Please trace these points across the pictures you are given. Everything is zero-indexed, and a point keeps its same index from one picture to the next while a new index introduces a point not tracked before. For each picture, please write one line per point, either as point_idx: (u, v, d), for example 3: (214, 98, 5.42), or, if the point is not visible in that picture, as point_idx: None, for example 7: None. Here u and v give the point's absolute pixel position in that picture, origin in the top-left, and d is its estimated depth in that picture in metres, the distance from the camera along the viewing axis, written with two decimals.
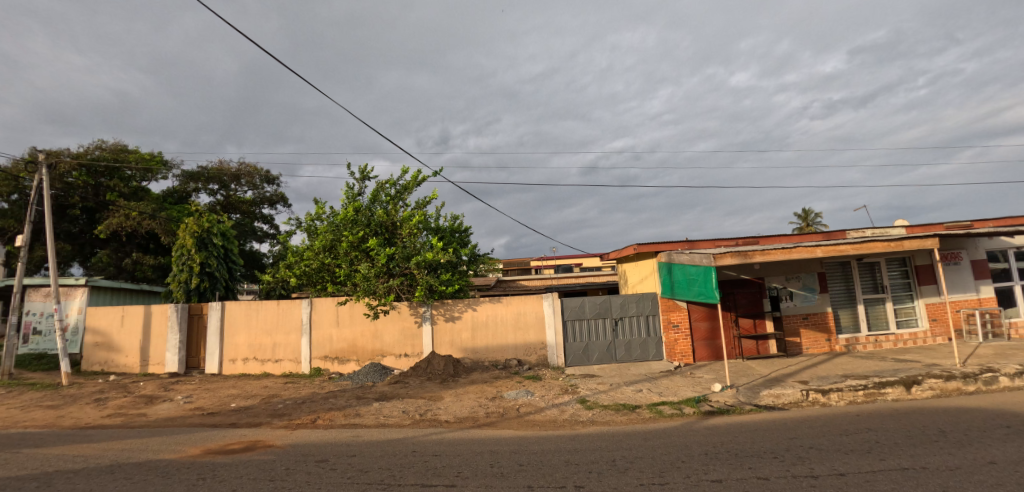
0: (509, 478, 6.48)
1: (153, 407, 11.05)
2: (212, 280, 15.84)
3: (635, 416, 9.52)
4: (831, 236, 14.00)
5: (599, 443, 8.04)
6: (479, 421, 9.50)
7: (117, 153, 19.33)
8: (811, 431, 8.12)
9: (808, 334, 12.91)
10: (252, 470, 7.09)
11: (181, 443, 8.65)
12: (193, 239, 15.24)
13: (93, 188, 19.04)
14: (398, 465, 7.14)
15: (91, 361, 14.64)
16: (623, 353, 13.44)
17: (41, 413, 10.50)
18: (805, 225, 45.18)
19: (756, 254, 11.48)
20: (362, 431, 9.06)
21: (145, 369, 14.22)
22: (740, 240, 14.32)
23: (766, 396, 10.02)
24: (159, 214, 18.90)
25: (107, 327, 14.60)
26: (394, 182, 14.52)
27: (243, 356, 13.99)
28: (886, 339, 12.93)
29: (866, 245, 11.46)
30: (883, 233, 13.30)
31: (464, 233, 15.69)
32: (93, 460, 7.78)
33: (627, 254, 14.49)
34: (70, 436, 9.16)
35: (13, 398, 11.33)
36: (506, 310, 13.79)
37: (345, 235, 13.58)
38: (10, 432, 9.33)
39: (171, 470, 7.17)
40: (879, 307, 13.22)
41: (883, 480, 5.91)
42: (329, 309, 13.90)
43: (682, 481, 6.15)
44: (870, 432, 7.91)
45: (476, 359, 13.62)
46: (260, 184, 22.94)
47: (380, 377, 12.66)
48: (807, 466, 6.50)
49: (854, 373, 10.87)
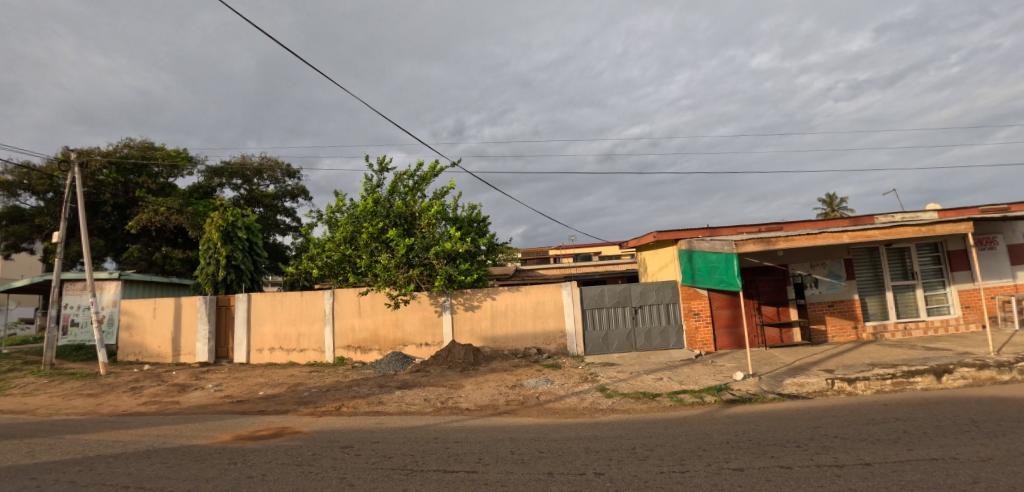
0: (529, 465, 6.55)
1: (185, 395, 11.50)
2: (238, 273, 16.32)
3: (655, 404, 9.48)
4: (858, 222, 13.60)
5: (620, 431, 8.05)
6: (499, 409, 9.62)
7: (144, 151, 19.90)
8: (836, 420, 7.96)
9: (834, 322, 12.62)
10: (280, 455, 7.33)
11: (213, 429, 9.01)
12: (218, 233, 15.66)
13: (122, 185, 19.68)
14: (420, 452, 7.30)
15: (126, 351, 15.27)
16: (643, 341, 13.36)
17: (82, 401, 11.05)
18: (832, 210, 43.91)
19: (779, 240, 11.25)
20: (384, 418, 9.27)
21: (177, 359, 14.78)
22: (763, 226, 14.05)
23: (790, 385, 9.85)
24: (186, 209, 19.47)
25: (141, 318, 15.19)
26: (412, 173, 14.55)
27: (269, 346, 14.40)
28: (915, 327, 12.55)
29: (895, 230, 11.08)
30: (914, 218, 12.86)
31: (482, 223, 15.71)
32: (131, 445, 8.17)
33: (646, 242, 14.34)
34: (109, 423, 9.62)
35: (55, 387, 11.94)
36: (525, 299, 13.82)
37: (365, 226, 13.76)
38: (54, 419, 9.87)
39: (203, 456, 7.46)
40: (909, 294, 12.80)
41: (910, 470, 5.77)
42: (351, 299, 14.18)
43: (703, 470, 6.13)
44: (898, 422, 7.71)
45: (495, 348, 13.74)
46: (282, 177, 23.40)
47: (401, 366, 12.89)
48: (831, 455, 6.40)
49: (882, 362, 10.59)
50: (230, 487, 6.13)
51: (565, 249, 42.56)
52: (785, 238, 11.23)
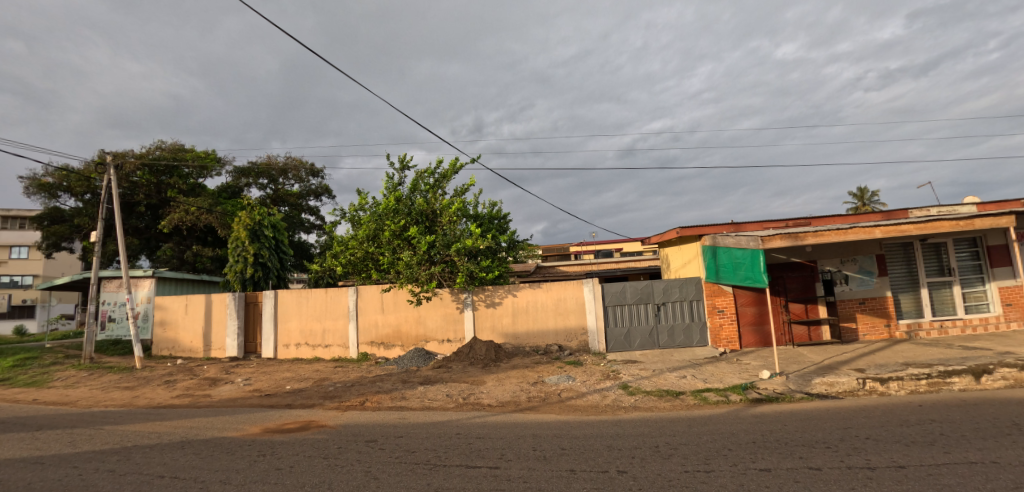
0: (551, 462, 6.55)
1: (216, 389, 11.88)
2: (265, 270, 16.73)
3: (679, 402, 9.36)
4: (891, 217, 13.11)
5: (643, 429, 7.98)
6: (521, 405, 9.64)
7: (175, 153, 20.64)
8: (868, 422, 7.71)
9: (866, 320, 12.21)
10: (308, 448, 7.52)
11: (242, 422, 9.30)
12: (246, 232, 16.07)
13: (155, 186, 20.39)
14: (443, 447, 7.37)
15: (161, 346, 15.87)
16: (666, 338, 13.19)
17: (120, 394, 11.54)
18: (862, 204, 42.32)
19: (807, 235, 10.91)
20: (408, 414, 9.40)
21: (208, 353, 15.28)
22: (791, 221, 13.67)
23: (819, 384, 9.61)
24: (215, 208, 20.10)
25: (174, 313, 15.75)
26: (433, 171, 14.62)
27: (296, 342, 14.74)
28: (952, 325, 12.06)
29: (931, 224, 10.63)
30: (951, 211, 12.32)
31: (503, 219, 15.70)
32: (165, 436, 8.50)
33: (669, 238, 14.13)
34: (145, 414, 10.04)
35: (94, 380, 12.51)
36: (546, 295, 13.78)
37: (387, 224, 13.90)
38: (94, 410, 10.34)
39: (234, 447, 7.70)
40: (945, 291, 12.28)
41: (948, 474, 5.55)
42: (374, 296, 14.41)
43: (728, 469, 6.02)
44: (934, 423, 7.42)
45: (517, 345, 13.76)
46: (306, 177, 23.86)
47: (424, 361, 13.02)
48: (863, 457, 6.21)
49: (916, 361, 10.20)
50: (260, 478, 6.32)
51: (585, 245, 42.37)
52: (814, 233, 10.88)
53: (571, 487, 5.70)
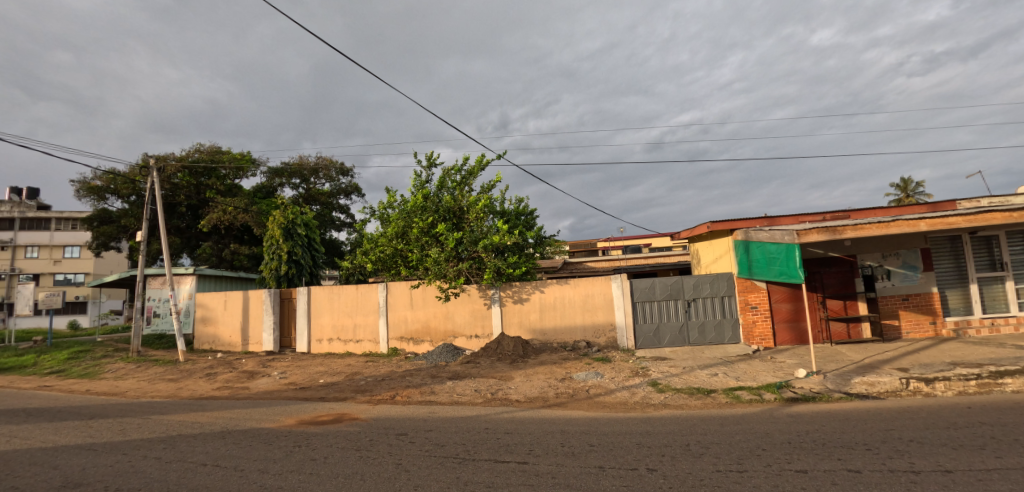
0: (579, 458, 6.54)
1: (254, 382, 12.35)
2: (299, 267, 17.23)
3: (710, 400, 9.16)
4: (938, 208, 12.43)
5: (673, 427, 7.85)
6: (548, 401, 9.64)
7: (213, 155, 21.48)
8: (912, 423, 7.36)
9: (909, 317, 11.62)
10: (340, 440, 7.74)
11: (278, 414, 9.63)
12: (280, 230, 16.58)
13: (195, 187, 21.25)
14: (472, 441, 7.45)
15: (203, 340, 16.57)
16: (696, 335, 12.93)
17: (165, 385, 12.14)
18: (906, 196, 40.21)
19: (846, 229, 10.46)
20: (437, 408, 9.53)
21: (246, 347, 15.87)
22: (829, 214, 13.14)
23: (858, 384, 9.23)
24: (250, 208, 20.84)
25: (215, 309, 16.41)
26: (459, 168, 14.71)
27: (329, 336, 15.14)
28: (1005, 323, 11.40)
29: (981, 217, 10.03)
30: (1005, 202, 11.59)
31: (530, 215, 15.67)
32: (207, 426, 8.90)
33: (699, 232, 13.80)
34: (188, 405, 10.53)
35: (142, 372, 13.20)
36: (573, 292, 13.71)
37: (416, 221, 14.08)
38: (141, 401, 10.91)
39: (271, 438, 7.98)
40: (997, 287, 11.60)
41: (999, 480, 5.26)
42: (404, 292, 14.65)
43: (763, 470, 5.87)
44: (984, 426, 7.02)
45: (545, 341, 13.74)
46: (336, 176, 24.41)
47: (452, 357, 13.18)
48: (906, 460, 5.94)
49: (964, 361, 9.66)
50: (295, 467, 6.55)
51: (615, 240, 41.88)
52: (853, 227, 10.42)
53: (601, 484, 5.66)
